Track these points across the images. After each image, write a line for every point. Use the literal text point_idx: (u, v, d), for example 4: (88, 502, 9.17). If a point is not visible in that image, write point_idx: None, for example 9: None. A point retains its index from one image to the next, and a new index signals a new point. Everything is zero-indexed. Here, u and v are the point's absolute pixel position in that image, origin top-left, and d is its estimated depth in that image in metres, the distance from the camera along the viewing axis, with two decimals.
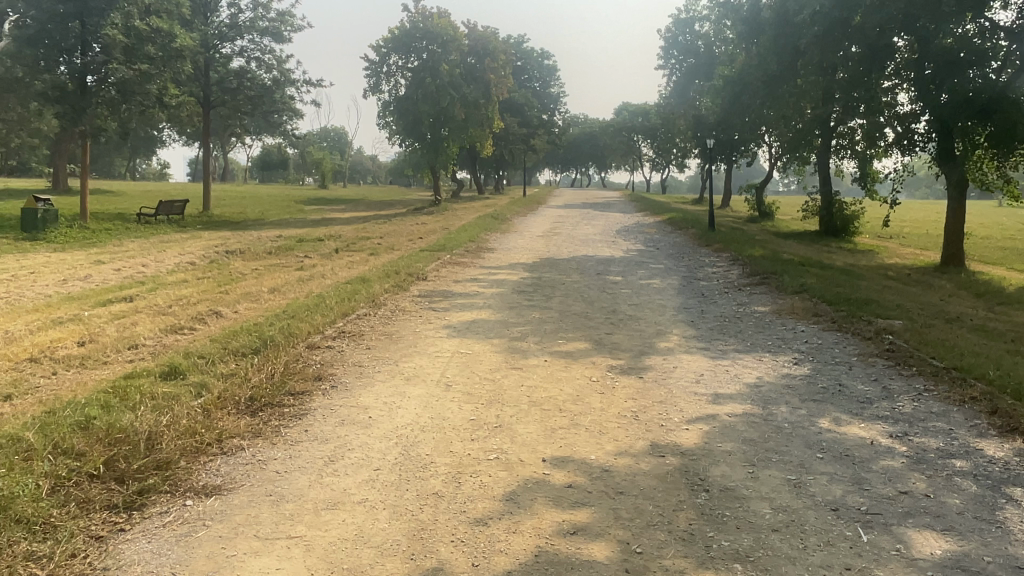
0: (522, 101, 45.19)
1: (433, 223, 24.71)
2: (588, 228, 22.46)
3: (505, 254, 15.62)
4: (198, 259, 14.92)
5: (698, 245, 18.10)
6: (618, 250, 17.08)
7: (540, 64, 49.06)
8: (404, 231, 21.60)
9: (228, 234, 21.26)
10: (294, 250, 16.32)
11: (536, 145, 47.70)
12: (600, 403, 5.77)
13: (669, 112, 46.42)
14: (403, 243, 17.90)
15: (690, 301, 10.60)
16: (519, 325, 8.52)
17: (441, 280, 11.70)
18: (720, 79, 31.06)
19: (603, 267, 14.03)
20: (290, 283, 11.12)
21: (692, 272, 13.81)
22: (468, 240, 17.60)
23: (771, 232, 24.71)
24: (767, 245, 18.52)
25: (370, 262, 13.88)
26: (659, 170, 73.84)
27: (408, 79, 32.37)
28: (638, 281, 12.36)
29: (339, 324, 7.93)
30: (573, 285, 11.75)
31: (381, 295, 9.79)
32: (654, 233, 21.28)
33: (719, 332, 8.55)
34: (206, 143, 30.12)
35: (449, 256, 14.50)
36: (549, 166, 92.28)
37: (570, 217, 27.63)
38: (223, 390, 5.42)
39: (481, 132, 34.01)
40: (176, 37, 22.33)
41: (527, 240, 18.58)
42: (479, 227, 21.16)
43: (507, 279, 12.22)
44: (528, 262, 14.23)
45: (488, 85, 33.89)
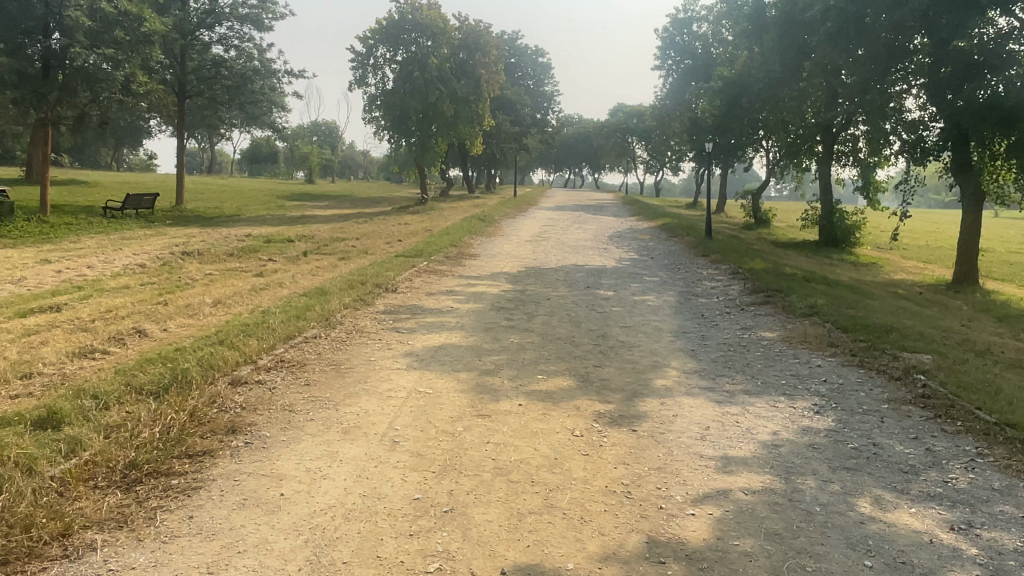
0: (515, 99, 43.97)
1: (416, 224, 23.47)
2: (579, 233, 21.29)
3: (487, 261, 14.39)
4: (152, 261, 13.65)
5: (694, 255, 16.97)
6: (610, 259, 15.90)
7: (534, 62, 47.84)
8: (384, 233, 20.34)
9: (195, 232, 19.96)
10: (259, 252, 15.08)
11: (528, 145, 46.50)
12: (584, 472, 4.58)
13: (665, 113, 45.31)
14: (379, 245, 16.65)
15: (689, 323, 9.42)
16: (492, 353, 7.32)
17: (412, 293, 10.49)
18: (719, 79, 29.94)
19: (593, 279, 12.84)
20: (240, 294, 9.87)
21: (689, 286, 12.65)
22: (448, 244, 16.37)
23: (770, 241, 23.58)
24: (767, 256, 17.39)
25: (338, 269, 12.64)
26: (653, 173, 72.80)
27: (396, 72, 31.10)
28: (630, 297, 11.18)
29: (279, 352, 6.71)
30: (558, 300, 10.56)
31: (337, 312, 8.56)
32: (648, 240, 20.10)
33: (724, 367, 7.37)
34: (181, 134, 28.75)
35: (426, 264, 13.28)
36: (542, 165, 91.09)
37: (560, 220, 26.45)
38: (98, 452, 4.23)
39: (471, 130, 32.73)
40: (146, 21, 20.63)
41: (513, 246, 17.37)
42: (463, 230, 19.93)
43: (485, 292, 11.01)
44: (512, 272, 13.03)
45: (479, 80, 32.63)
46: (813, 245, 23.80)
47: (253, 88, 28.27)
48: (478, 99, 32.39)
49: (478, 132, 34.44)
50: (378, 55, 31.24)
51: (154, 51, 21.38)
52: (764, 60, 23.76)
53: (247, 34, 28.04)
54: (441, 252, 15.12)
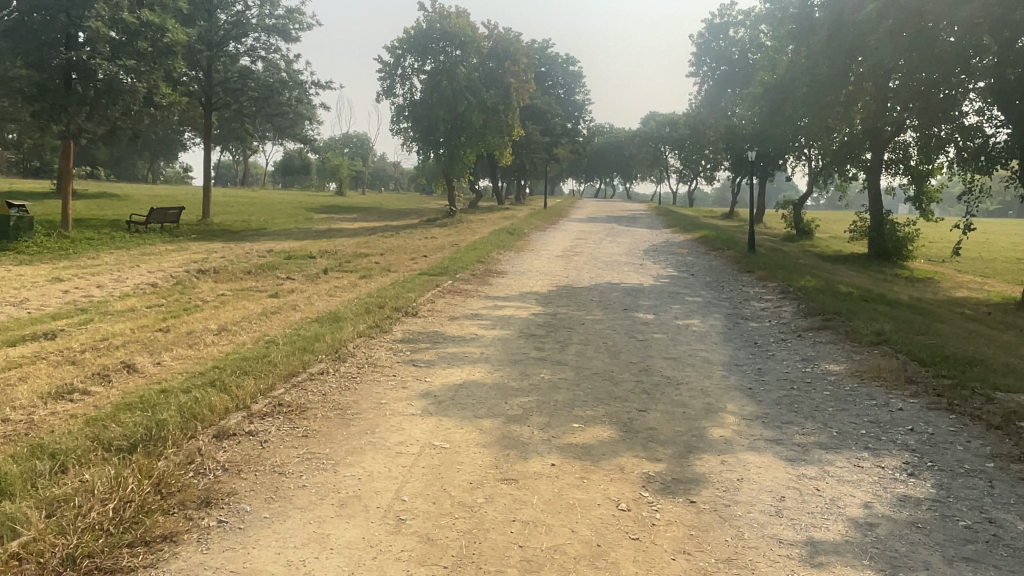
0: (545, 109, 43.18)
1: (443, 238, 22.75)
2: (613, 247, 20.34)
3: (515, 279, 13.51)
4: (164, 279, 13.03)
5: (738, 272, 15.92)
6: (647, 276, 14.92)
7: (565, 70, 47.05)
8: (410, 248, 19.59)
9: (217, 248, 19.43)
10: (277, 269, 14.40)
11: (559, 155, 45.66)
12: (634, 566, 3.65)
13: (700, 121, 44.19)
14: (403, 262, 15.89)
15: (742, 354, 8.43)
16: (521, 392, 6.42)
17: (434, 317, 9.65)
18: (759, 86, 28.79)
19: (631, 299, 11.88)
20: (249, 320, 9.13)
21: (736, 308, 11.65)
22: (475, 260, 15.53)
23: (815, 254, 22.34)
24: (817, 273, 16.26)
25: (357, 289, 11.88)
26: (686, 182, 71.52)
27: (424, 82, 30.49)
28: (673, 320, 10.21)
29: (277, 394, 5.88)
30: (594, 325, 9.64)
31: (349, 342, 7.74)
32: (686, 255, 19.06)
33: (789, 411, 6.38)
34: (208, 147, 28.44)
35: (450, 283, 12.43)
36: (573, 175, 90.21)
37: (593, 233, 25.49)
38: (30, 541, 3.42)
39: (501, 140, 31.94)
40: (169, 32, 20.65)
41: (544, 262, 16.47)
42: (492, 244, 19.09)
43: (514, 315, 10.14)
44: (544, 292, 12.12)
45: (509, 89, 31.87)
46: (861, 259, 22.52)
47: (279, 99, 27.87)
48: (507, 108, 31.60)
49: (508, 142, 33.66)
50: (406, 65, 30.66)
51: (178, 61, 21.25)
52: (809, 64, 22.62)
53: (273, 44, 27.70)
54: (467, 269, 14.27)
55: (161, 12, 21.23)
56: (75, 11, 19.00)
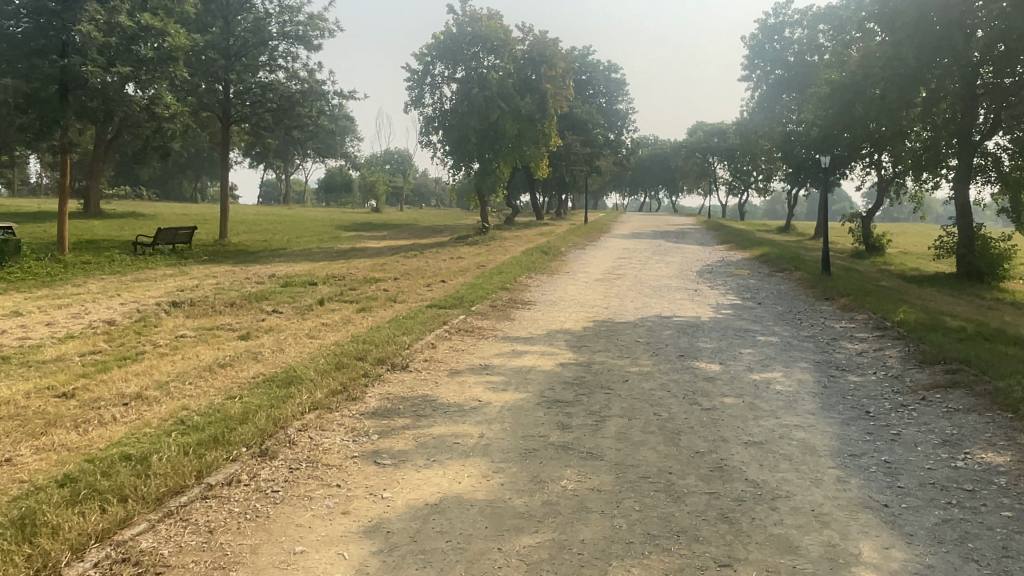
0: (587, 118, 40.85)
1: (471, 257, 20.60)
2: (661, 267, 17.91)
3: (544, 313, 11.13)
4: (128, 314, 11.07)
5: (813, 298, 13.36)
6: (704, 305, 12.42)
7: (607, 78, 44.74)
8: (430, 270, 17.41)
9: (219, 272, 17.57)
10: (267, 299, 12.37)
11: (602, 167, 43.32)
12: None
13: (753, 129, 41.36)
14: (416, 289, 13.71)
15: (856, 438, 5.88)
16: (528, 524, 4.06)
17: (428, 372, 7.33)
18: (823, 86, 25.99)
19: (687, 340, 9.40)
20: (186, 379, 6.98)
21: (824, 351, 9.14)
22: (498, 287, 13.25)
23: (895, 275, 19.46)
24: (911, 299, 13.58)
25: (347, 327, 9.70)
26: (736, 195, 68.33)
27: (454, 90, 28.44)
28: (747, 374, 7.70)
29: (128, 540, 3.67)
30: (640, 382, 7.24)
31: (295, 421, 5.48)
32: (747, 277, 16.47)
33: (967, 564, 3.88)
34: (225, 162, 26.86)
35: (461, 319, 10.14)
36: (617, 189, 87.70)
37: (637, 250, 23.02)
38: None
39: (537, 151, 29.66)
40: (170, 37, 19.12)
41: (579, 288, 14.06)
42: (522, 266, 16.81)
43: (539, 366, 7.83)
44: (577, 331, 9.74)
45: (546, 96, 29.55)
46: (949, 280, 19.59)
47: (299, 110, 26.17)
48: (544, 117, 29.30)
49: (545, 153, 31.39)
50: (435, 72, 28.66)
51: (180, 69, 19.78)
52: (888, 57, 19.89)
53: (295, 53, 26.05)
54: (487, 298, 11.95)
55: (163, 18, 19.77)
56: (66, 15, 17.55)
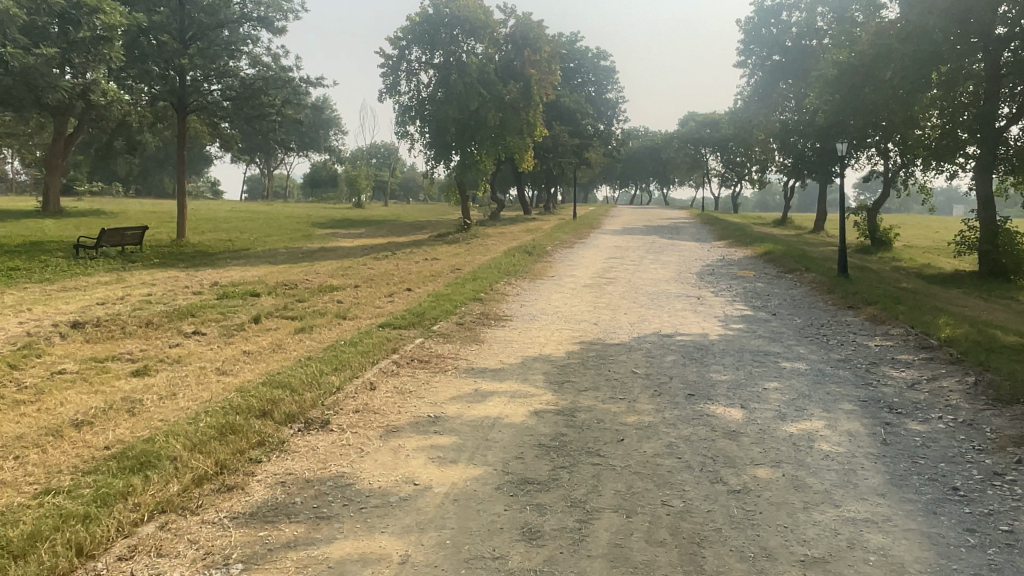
0: (575, 108, 38.93)
1: (447, 258, 18.72)
2: (657, 269, 16.08)
3: (520, 333, 9.21)
4: (13, 339, 9.12)
5: (834, 308, 11.58)
6: (710, 318, 10.55)
7: (596, 65, 42.75)
8: (398, 275, 15.45)
9: (159, 279, 15.61)
10: (192, 316, 10.44)
11: (591, 159, 41.50)
12: None
13: (748, 117, 39.57)
14: (375, 300, 11.79)
15: (957, 545, 4.02)
16: None
17: (353, 431, 5.42)
18: (828, 68, 24.12)
19: (697, 371, 7.51)
20: (11, 450, 5.04)
21: (866, 384, 7.31)
22: (469, 297, 11.32)
23: (912, 274, 17.71)
24: (947, 307, 11.79)
25: (273, 358, 7.77)
26: (728, 187, 66.65)
27: (431, 77, 26.40)
28: (782, 427, 5.79)
29: None
30: (640, 443, 5.36)
31: (111, 551, 3.56)
32: (753, 281, 14.65)
33: None
34: (183, 155, 24.83)
35: (416, 344, 8.21)
36: (607, 181, 85.89)
37: (629, 249, 21.20)
38: None
39: (521, 142, 27.66)
40: (104, 13, 17.09)
41: (564, 298, 12.15)
42: (500, 269, 14.94)
43: (507, 416, 5.94)
44: (559, 360, 7.83)
45: (530, 82, 27.44)
46: (970, 278, 17.87)
47: (262, 99, 24.32)
48: (529, 105, 27.25)
49: (530, 144, 29.41)
50: (410, 57, 26.55)
51: (117, 51, 17.78)
52: None
53: (257, 36, 24.03)
54: (453, 314, 10.02)
55: None
56: None
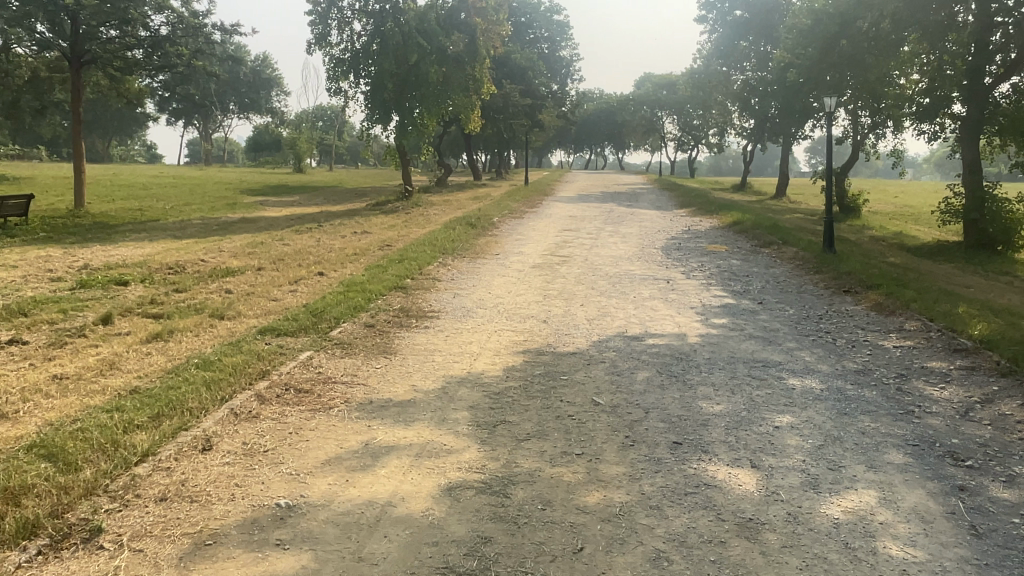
0: (527, 65, 36.45)
1: (378, 232, 16.44)
2: (617, 243, 14.12)
3: (446, 339, 7.03)
4: None
5: (827, 293, 9.77)
6: (685, 311, 8.54)
7: (549, 20, 40.13)
8: (315, 253, 13.08)
9: (25, 260, 13.01)
10: (22, 315, 8.04)
11: (544, 122, 39.31)
12: None
13: (709, 78, 37.62)
14: (273, 288, 9.51)
15: None
16: None
17: (134, 551, 3.27)
18: (800, 20, 22.15)
19: (682, 398, 5.49)
20: None
21: (907, 413, 5.40)
22: (388, 285, 9.10)
23: (892, 246, 16.09)
24: (955, 290, 10.08)
25: (88, 387, 5.48)
26: (685, 151, 64.99)
27: (366, 26, 23.64)
28: (822, 511, 3.81)
29: None
30: (610, 558, 3.30)
31: None
32: (726, 258, 12.73)
33: None
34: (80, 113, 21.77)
35: (299, 361, 5.99)
36: (561, 145, 83.71)
37: (585, 218, 19.17)
38: None
39: (466, 100, 25.14)
40: None
41: (509, 284, 9.99)
42: (435, 246, 12.72)
43: (403, 497, 3.83)
44: (494, 385, 5.70)
45: (475, 32, 24.64)
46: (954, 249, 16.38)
47: (168, 48, 21.61)
48: (474, 59, 24.67)
49: (477, 103, 26.92)
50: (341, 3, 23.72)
51: None
52: None
53: None
54: (362, 312, 7.79)
55: None
56: None
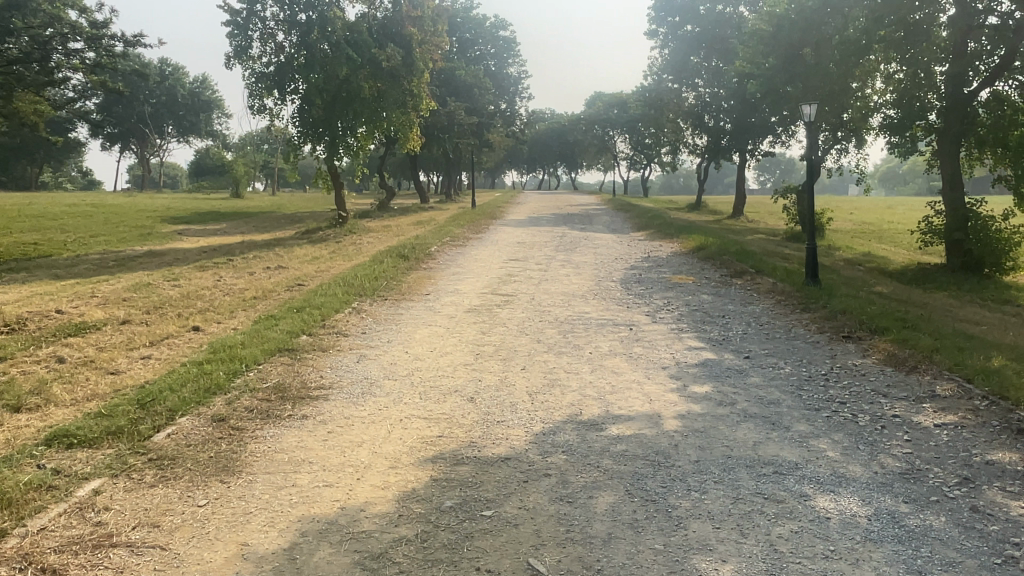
0: (473, 82, 34.64)
1: (297, 267, 14.27)
2: (570, 276, 12.25)
3: (325, 439, 4.91)
4: None
5: (825, 340, 7.99)
6: (655, 374, 6.59)
7: (495, 36, 38.40)
8: (206, 296, 10.84)
9: None
10: None
11: (492, 141, 37.57)
12: None
13: (661, 94, 36.32)
14: (121, 355, 7.27)
15: None
16: None
17: None
18: (761, 28, 20.70)
19: (667, 554, 3.49)
20: None
21: (1013, 567, 3.49)
22: (269, 346, 6.97)
23: (872, 272, 14.53)
24: (972, 332, 8.38)
25: None
26: (637, 169, 64.08)
27: (291, 38, 21.47)
28: None
29: None
30: None
31: None
32: (695, 293, 10.89)
33: None
34: None
35: (70, 505, 3.86)
36: (512, 165, 82.30)
37: (535, 245, 17.29)
38: None
39: (404, 118, 23.16)
40: None
41: (435, 337, 7.92)
42: (351, 285, 10.63)
43: None
44: (375, 536, 3.63)
45: (411, 43, 22.61)
46: (938, 274, 14.96)
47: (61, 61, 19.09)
48: (411, 73, 22.66)
49: (417, 121, 24.96)
50: (262, 13, 21.59)
51: None
52: None
53: None
54: (215, 395, 5.65)
55: None
56: None
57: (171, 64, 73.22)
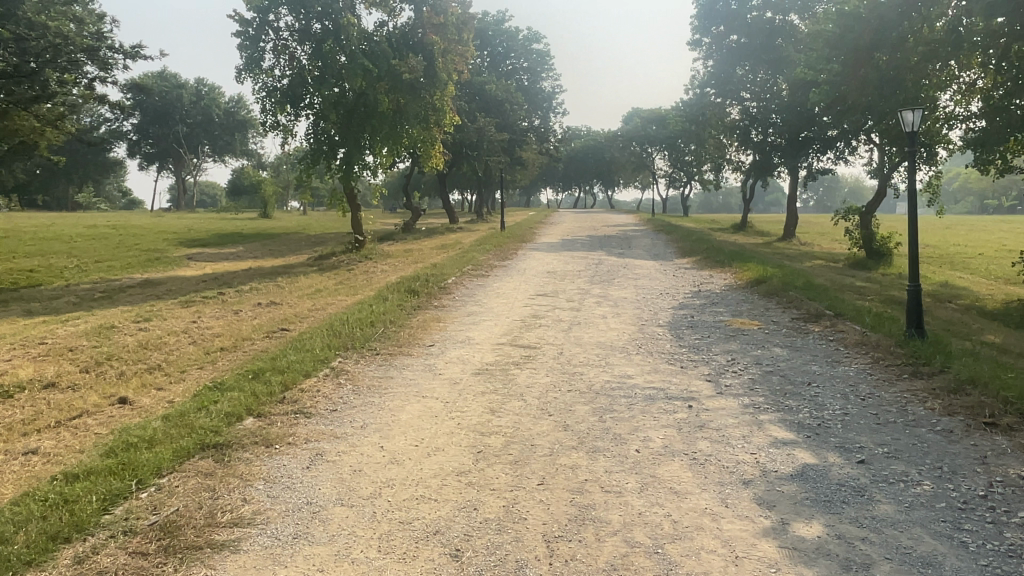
0: (504, 97, 32.85)
1: (293, 303, 12.45)
2: (608, 320, 10.20)
3: None
4: None
5: (963, 430, 5.79)
6: (733, 497, 4.46)
7: (528, 48, 36.55)
8: (166, 346, 8.99)
9: None
10: None
11: (524, 159, 35.73)
12: None
13: (704, 108, 34.07)
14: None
15: None
16: None
17: None
18: (823, 30, 18.43)
19: None
20: None
21: None
22: (183, 444, 4.97)
23: (970, 312, 12.19)
24: None
25: None
26: (677, 187, 61.69)
27: (304, 48, 19.87)
28: None
29: None
30: None
31: None
32: (764, 347, 8.71)
33: None
34: None
35: None
36: (547, 183, 80.47)
37: (568, 275, 15.26)
38: None
39: (426, 133, 21.38)
40: None
41: (428, 419, 5.89)
42: (338, 333, 8.71)
43: None
44: None
45: (433, 53, 20.82)
46: None
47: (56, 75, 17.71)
48: (433, 85, 20.89)
49: (439, 137, 23.17)
50: (275, 22, 20.04)
51: None
52: None
53: None
54: (56, 549, 3.66)
55: None
56: None
57: (207, 84, 73.15)
